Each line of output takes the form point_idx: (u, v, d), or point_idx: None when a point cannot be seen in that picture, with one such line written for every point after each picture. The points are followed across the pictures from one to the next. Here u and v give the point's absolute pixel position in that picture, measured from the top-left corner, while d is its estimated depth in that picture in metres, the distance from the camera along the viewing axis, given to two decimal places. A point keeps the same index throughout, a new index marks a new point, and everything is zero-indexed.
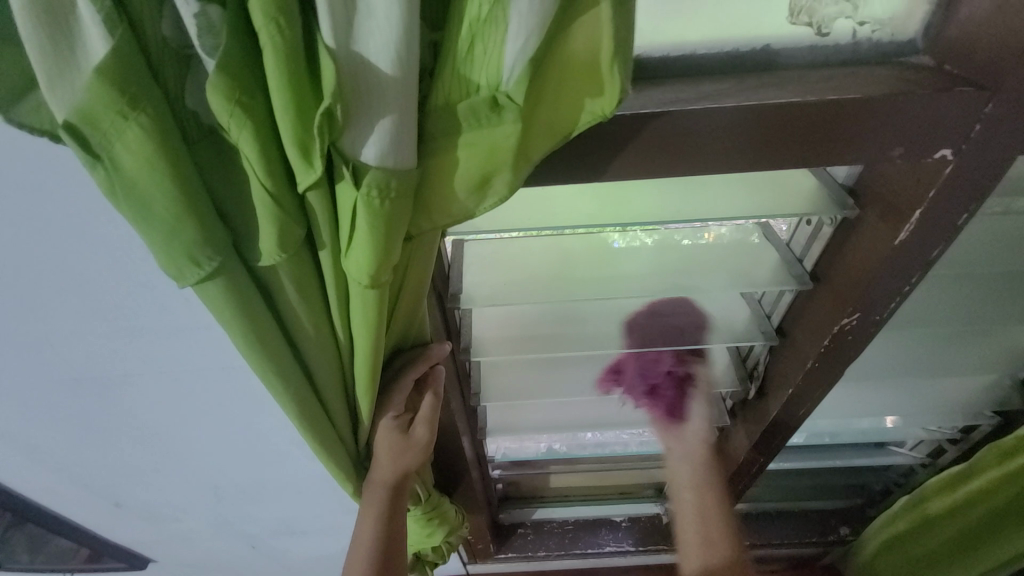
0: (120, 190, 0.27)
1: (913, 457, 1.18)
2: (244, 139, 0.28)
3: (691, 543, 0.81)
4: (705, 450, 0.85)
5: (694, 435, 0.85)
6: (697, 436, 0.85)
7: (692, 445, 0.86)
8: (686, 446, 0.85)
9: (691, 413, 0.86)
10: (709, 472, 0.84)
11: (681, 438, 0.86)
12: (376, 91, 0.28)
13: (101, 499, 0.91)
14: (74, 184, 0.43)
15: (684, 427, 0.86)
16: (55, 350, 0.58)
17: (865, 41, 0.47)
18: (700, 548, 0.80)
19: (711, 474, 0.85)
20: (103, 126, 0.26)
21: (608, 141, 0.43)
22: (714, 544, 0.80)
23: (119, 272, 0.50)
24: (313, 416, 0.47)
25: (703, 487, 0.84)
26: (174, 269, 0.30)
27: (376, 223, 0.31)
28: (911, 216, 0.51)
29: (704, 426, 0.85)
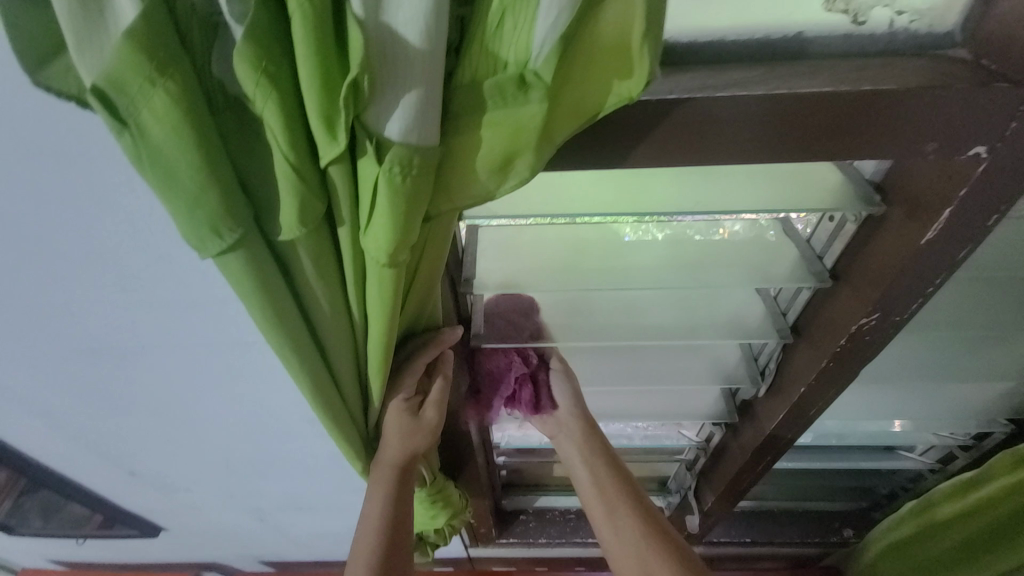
0: (145, 158, 0.27)
1: (923, 462, 1.16)
2: (269, 109, 0.28)
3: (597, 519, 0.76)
4: (582, 424, 0.83)
5: (565, 413, 0.83)
6: (569, 412, 0.83)
7: (567, 422, 0.83)
8: (562, 425, 0.84)
9: (558, 397, 0.83)
10: (591, 444, 0.82)
11: (557, 422, 0.83)
12: (403, 65, 0.28)
13: (116, 467, 0.94)
14: (96, 155, 0.44)
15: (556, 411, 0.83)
16: (73, 319, 0.60)
17: (902, 31, 0.44)
18: (603, 516, 0.76)
19: (596, 446, 0.82)
20: (130, 91, 0.26)
21: (632, 126, 0.43)
22: (615, 508, 0.76)
23: (138, 245, 0.51)
24: (326, 393, 0.47)
25: (590, 459, 0.81)
26: (196, 239, 0.30)
27: (396, 201, 0.31)
28: (941, 216, 0.50)
29: (573, 403, 0.83)
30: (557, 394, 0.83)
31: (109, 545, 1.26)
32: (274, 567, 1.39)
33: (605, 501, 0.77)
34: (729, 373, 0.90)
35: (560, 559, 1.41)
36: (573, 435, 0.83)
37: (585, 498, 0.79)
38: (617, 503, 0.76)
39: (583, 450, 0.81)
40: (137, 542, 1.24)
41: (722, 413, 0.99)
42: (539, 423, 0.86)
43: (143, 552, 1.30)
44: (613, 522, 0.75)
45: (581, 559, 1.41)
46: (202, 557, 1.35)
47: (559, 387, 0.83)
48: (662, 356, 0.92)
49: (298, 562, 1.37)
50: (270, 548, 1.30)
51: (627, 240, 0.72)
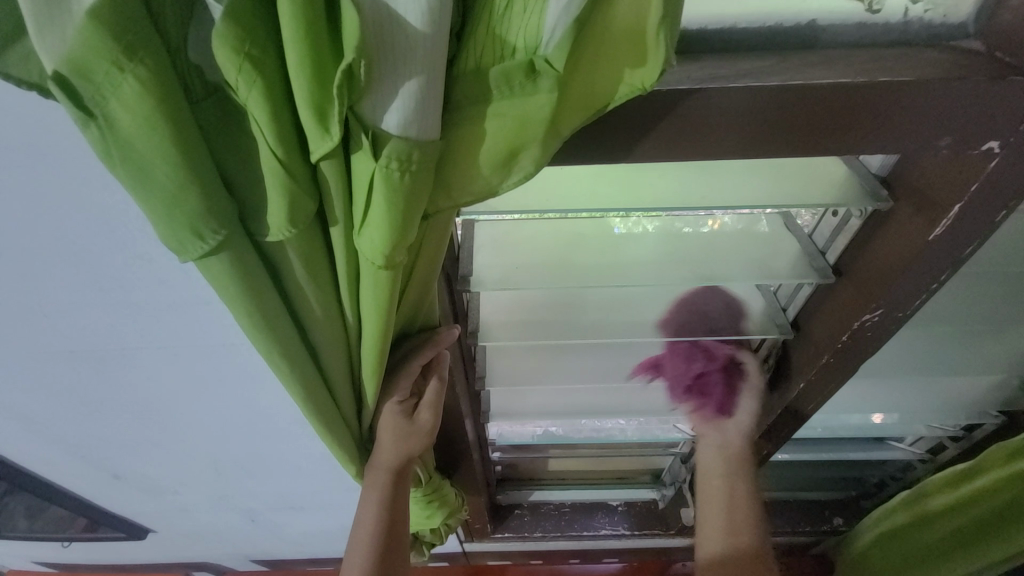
0: (116, 153, 0.25)
1: (912, 452, 1.18)
2: (254, 98, 0.25)
3: (713, 530, 0.85)
4: (743, 443, 0.87)
5: (737, 426, 0.86)
6: (738, 428, 0.86)
7: (729, 435, 0.87)
8: (722, 434, 0.87)
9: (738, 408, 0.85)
10: (740, 464, 0.87)
11: (721, 430, 0.87)
12: (402, 51, 0.25)
13: (100, 470, 0.91)
14: (67, 146, 0.41)
15: (726, 420, 0.86)
16: (46, 320, 0.56)
17: (916, 21, 0.43)
18: (724, 530, 0.85)
19: (742, 468, 0.87)
20: (97, 79, 0.23)
21: (641, 118, 0.41)
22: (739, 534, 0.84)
23: (116, 243, 0.48)
24: (319, 399, 0.45)
25: (734, 477, 0.87)
26: (176, 241, 0.28)
27: (394, 199, 0.29)
28: (949, 212, 0.49)
29: (748, 420, 0.86)
30: (743, 407, 0.85)
31: (93, 547, 1.22)
32: (266, 566, 1.37)
33: (731, 526, 0.84)
34: None
35: (555, 553, 1.41)
36: (729, 447, 0.87)
37: (710, 508, 0.87)
38: (739, 523, 0.85)
39: (730, 466, 0.87)
40: (123, 543, 1.21)
41: None
42: (697, 416, 0.88)
43: (129, 553, 1.27)
44: (731, 539, 0.84)
45: (576, 552, 1.41)
46: (190, 557, 1.32)
47: (749, 402, 0.84)
48: None
49: (289, 561, 1.35)
50: (260, 548, 1.27)
51: (617, 233, 0.70)
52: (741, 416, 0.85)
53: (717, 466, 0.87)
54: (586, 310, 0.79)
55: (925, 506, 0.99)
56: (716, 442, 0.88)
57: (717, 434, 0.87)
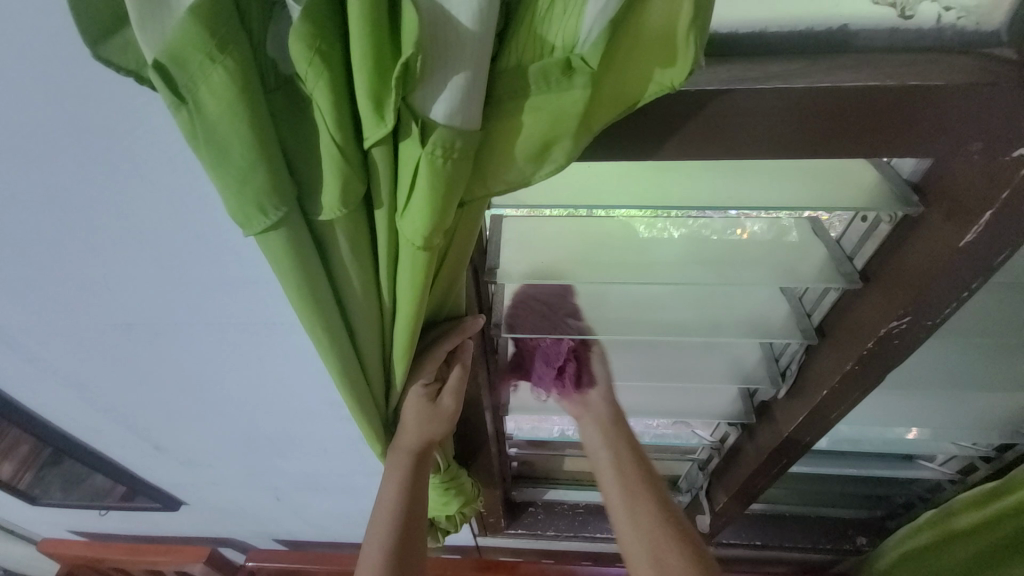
0: (200, 133, 0.28)
1: (942, 472, 1.14)
2: (319, 88, 0.28)
3: (619, 516, 0.74)
4: (612, 407, 0.83)
5: (599, 395, 0.84)
6: (601, 397, 0.83)
7: (597, 408, 0.83)
8: (591, 408, 0.84)
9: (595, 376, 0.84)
10: (620, 431, 0.81)
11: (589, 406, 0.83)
12: (453, 47, 0.28)
13: (141, 440, 0.97)
14: (142, 133, 0.45)
15: (590, 394, 0.84)
16: (108, 293, 0.61)
17: (949, 28, 0.43)
18: (622, 502, 0.74)
19: (624, 432, 0.82)
20: (191, 68, 0.26)
21: (667, 117, 0.42)
22: (635, 495, 0.75)
23: (177, 223, 0.53)
24: (353, 374, 0.48)
25: (613, 442, 0.80)
26: (243, 215, 0.31)
27: (436, 184, 0.31)
28: (982, 217, 0.49)
29: (607, 388, 0.84)
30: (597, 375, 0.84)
31: (129, 516, 1.30)
32: (287, 545, 1.42)
33: (625, 490, 0.75)
34: (747, 372, 0.90)
35: (567, 553, 1.41)
36: (600, 417, 0.82)
37: (606, 487, 0.77)
38: (635, 488, 0.76)
39: (607, 435, 0.81)
40: (156, 515, 1.28)
41: (739, 413, 0.98)
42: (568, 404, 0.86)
43: (161, 524, 1.34)
44: (634, 513, 0.73)
45: (588, 554, 1.41)
46: (217, 532, 1.39)
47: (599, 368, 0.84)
48: (685, 356, 0.91)
49: (309, 543, 1.40)
50: (282, 528, 1.33)
51: (643, 236, 0.71)
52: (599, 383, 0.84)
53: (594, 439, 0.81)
54: (607, 308, 0.80)
55: (948, 526, 0.96)
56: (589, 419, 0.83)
57: (585, 411, 0.84)
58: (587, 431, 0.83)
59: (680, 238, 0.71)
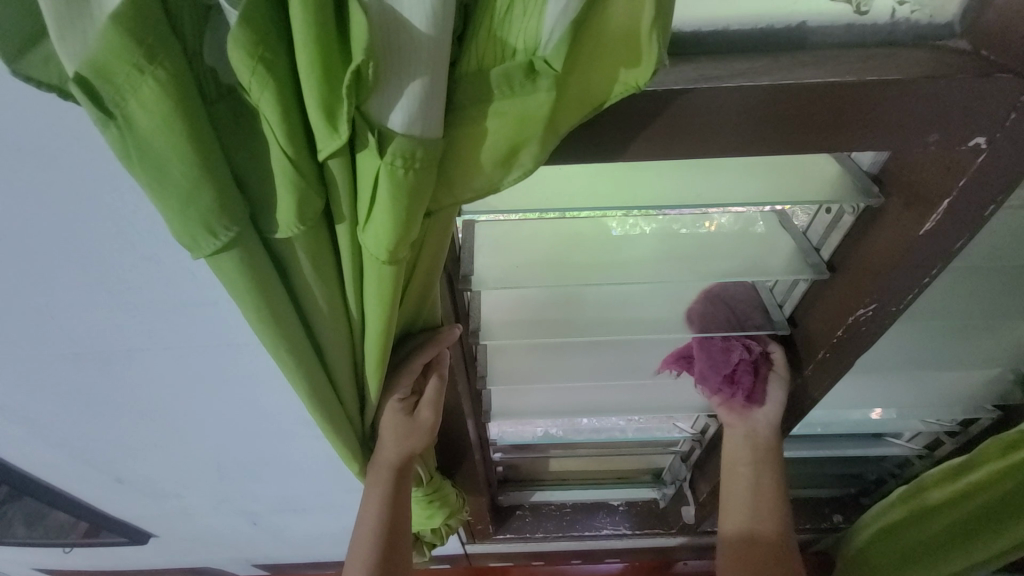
0: (134, 151, 0.25)
1: (910, 448, 1.18)
2: (265, 99, 0.26)
3: (737, 513, 0.89)
4: (769, 434, 0.88)
5: (762, 419, 0.87)
6: (765, 421, 0.87)
7: (755, 429, 0.88)
8: (751, 426, 0.88)
9: (767, 398, 0.84)
10: (770, 452, 0.88)
11: (748, 419, 0.88)
12: (407, 52, 0.26)
13: (103, 474, 0.91)
14: (79, 151, 0.42)
15: (753, 409, 0.87)
16: (54, 322, 0.57)
17: (903, 21, 0.44)
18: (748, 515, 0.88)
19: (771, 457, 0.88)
20: (117, 81, 0.24)
21: (636, 118, 0.42)
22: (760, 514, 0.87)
23: (124, 245, 0.49)
24: (324, 394, 0.46)
25: (761, 465, 0.88)
26: (189, 237, 0.29)
27: (398, 195, 0.30)
28: (941, 205, 0.50)
29: (776, 413, 0.86)
30: (772, 398, 0.83)
31: (95, 552, 1.23)
32: (268, 570, 1.37)
33: (753, 508, 0.88)
34: None
35: (558, 554, 1.41)
36: (756, 439, 0.88)
37: (738, 492, 0.90)
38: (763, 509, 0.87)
39: (756, 457, 0.88)
40: (125, 549, 1.21)
41: None
42: (727, 411, 0.90)
43: (130, 558, 1.27)
44: (755, 521, 0.87)
45: (578, 553, 1.41)
46: (192, 562, 1.32)
47: (777, 391, 0.82)
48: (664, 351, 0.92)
49: (291, 565, 1.35)
50: (262, 552, 1.28)
51: (615, 234, 0.71)
52: (770, 406, 0.85)
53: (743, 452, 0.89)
54: (586, 308, 0.80)
55: (922, 500, 1.00)
56: (742, 431, 0.90)
57: (745, 425, 0.89)
58: (735, 440, 0.91)
59: (651, 234, 0.71)
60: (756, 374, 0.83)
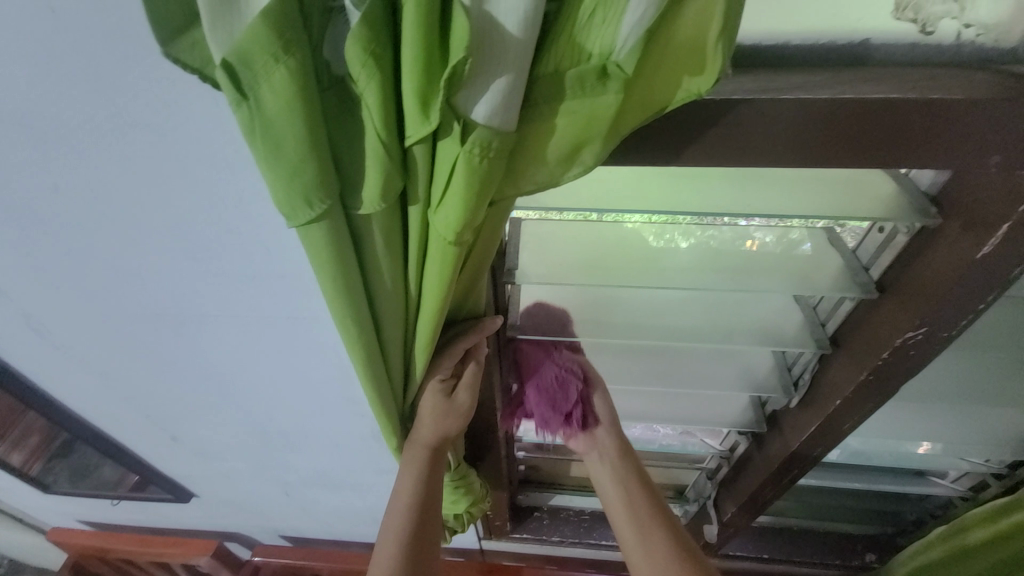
0: (259, 127, 0.30)
1: (954, 489, 1.13)
2: (370, 88, 0.30)
3: (630, 543, 0.75)
4: (619, 443, 0.84)
5: (605, 431, 0.84)
6: (607, 432, 0.84)
7: (605, 445, 0.84)
8: (600, 444, 0.84)
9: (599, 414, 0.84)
10: (629, 464, 0.83)
11: (594, 441, 0.84)
12: (498, 51, 0.29)
13: (159, 430, 0.99)
14: (186, 128, 0.47)
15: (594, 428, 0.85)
16: (142, 283, 0.64)
17: (968, 45, 0.44)
18: (637, 540, 0.75)
19: (634, 467, 0.83)
20: (255, 66, 0.28)
21: (694, 124, 0.44)
22: (647, 528, 0.76)
23: (213, 217, 0.55)
24: (375, 367, 0.50)
25: (623, 476, 0.82)
26: (290, 207, 0.33)
27: (472, 181, 0.33)
28: (999, 230, 0.49)
29: (613, 421, 0.85)
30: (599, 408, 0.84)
31: (139, 507, 1.32)
32: (292, 542, 1.44)
33: (637, 524, 0.76)
34: (760, 382, 0.90)
35: (572, 560, 1.41)
36: (609, 453, 0.84)
37: (617, 519, 0.78)
38: (648, 526, 0.76)
39: (616, 470, 0.82)
40: (167, 505, 1.30)
41: (750, 422, 0.99)
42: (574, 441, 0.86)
43: (171, 515, 1.36)
44: (644, 540, 0.75)
45: (592, 561, 1.41)
46: (224, 525, 1.40)
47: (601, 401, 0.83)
48: (692, 362, 0.93)
49: (315, 539, 1.41)
50: (289, 523, 1.34)
51: (658, 245, 0.72)
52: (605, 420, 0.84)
53: (603, 472, 0.82)
54: (619, 313, 0.81)
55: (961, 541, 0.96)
56: (595, 454, 0.84)
57: (594, 446, 0.85)
58: (596, 467, 0.84)
59: (687, 248, 0.72)
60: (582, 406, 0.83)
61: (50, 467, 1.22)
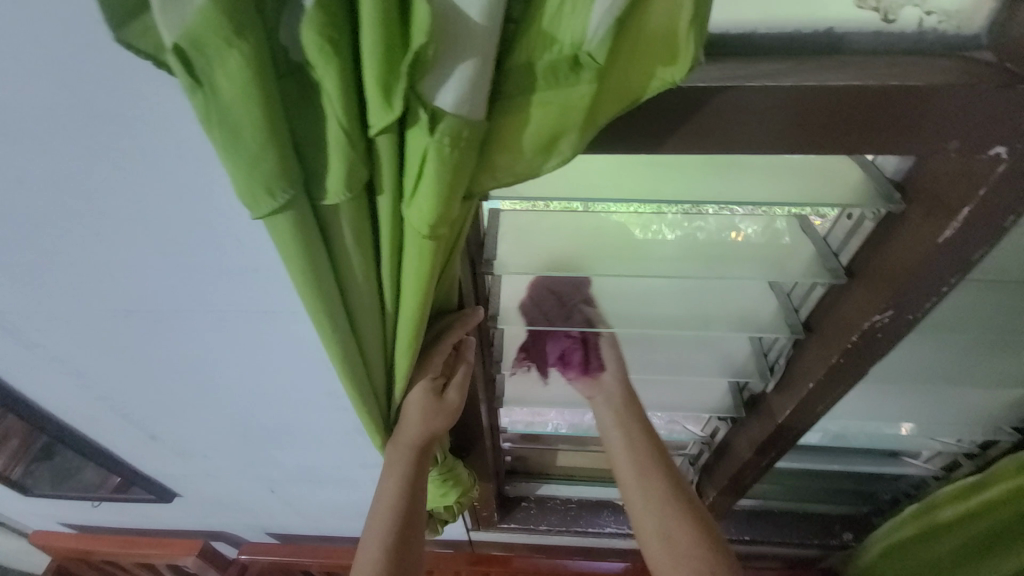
0: (215, 115, 0.29)
1: (927, 469, 1.18)
2: (329, 75, 0.29)
3: (629, 486, 0.78)
4: (625, 388, 0.85)
5: (611, 376, 0.87)
6: (613, 378, 0.87)
7: (611, 390, 0.86)
8: (605, 389, 0.86)
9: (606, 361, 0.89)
10: (631, 408, 0.83)
11: (599, 385, 0.87)
12: (462, 38, 0.29)
13: (138, 430, 0.97)
14: (148, 118, 0.46)
15: (602, 374, 0.88)
16: (113, 279, 0.62)
17: (930, 31, 0.45)
18: (637, 484, 0.77)
19: (636, 412, 0.83)
20: (208, 52, 0.27)
21: (667, 113, 0.44)
22: (648, 473, 0.77)
23: (182, 210, 0.54)
24: (354, 362, 0.49)
25: (627, 421, 0.82)
26: (251, 197, 0.32)
27: (443, 171, 0.33)
28: (960, 213, 0.51)
29: (618, 368, 0.87)
30: (607, 359, 0.89)
31: (122, 508, 1.30)
32: (280, 540, 1.43)
33: (638, 469, 0.78)
34: (738, 367, 0.92)
35: (560, 548, 1.43)
36: (613, 397, 0.85)
37: (618, 461, 0.80)
38: (649, 469, 0.78)
39: (620, 415, 0.83)
40: (150, 506, 1.28)
41: (730, 407, 1.01)
42: (581, 385, 0.90)
43: (155, 516, 1.35)
44: (643, 484, 0.77)
45: (580, 549, 1.43)
46: (209, 524, 1.39)
47: (608, 352, 0.89)
48: (674, 347, 0.95)
49: (303, 535, 1.40)
50: (276, 520, 1.33)
51: (641, 237, 0.72)
52: (611, 368, 0.88)
53: (607, 417, 0.83)
54: (602, 302, 0.82)
55: (933, 518, 1.00)
56: (599, 398, 0.86)
57: (599, 390, 0.87)
58: (599, 410, 0.85)
59: (674, 239, 0.72)
60: (587, 350, 0.90)
61: (32, 471, 1.18)
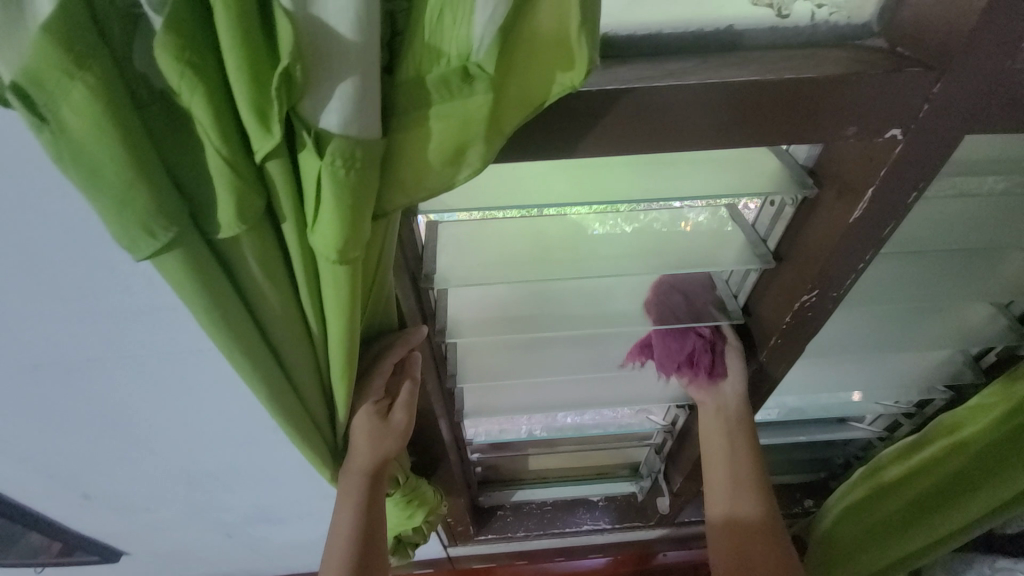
0: (70, 154, 0.27)
1: (871, 431, 1.24)
2: (197, 103, 0.27)
3: (718, 487, 0.87)
4: (739, 404, 0.85)
5: (729, 388, 0.84)
6: (732, 390, 0.84)
7: (724, 400, 0.86)
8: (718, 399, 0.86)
9: (728, 370, 0.83)
10: (739, 423, 0.85)
11: (716, 392, 0.86)
12: (336, 56, 0.28)
13: (68, 490, 0.89)
14: (24, 156, 0.42)
15: (720, 383, 0.85)
16: (10, 336, 0.56)
17: (823, 22, 0.48)
18: (727, 489, 0.86)
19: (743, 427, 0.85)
20: (49, 86, 0.25)
21: (580, 117, 0.44)
22: (739, 483, 0.86)
23: (79, 253, 0.49)
24: (284, 398, 0.46)
25: (735, 434, 0.86)
26: (128, 239, 0.30)
27: (342, 194, 0.31)
28: (865, 195, 0.54)
29: (739, 378, 0.83)
30: (731, 368, 0.83)
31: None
32: None
33: (732, 477, 0.86)
34: None
35: (540, 551, 1.43)
36: (723, 408, 0.86)
37: (714, 465, 0.88)
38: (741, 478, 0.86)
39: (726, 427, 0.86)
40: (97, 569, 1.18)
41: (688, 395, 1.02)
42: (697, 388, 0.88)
43: None
44: (734, 491, 0.86)
45: (560, 549, 1.43)
46: None
47: (733, 360, 0.82)
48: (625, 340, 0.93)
49: None
50: (241, 565, 1.26)
51: (596, 234, 0.72)
52: (732, 379, 0.83)
53: (712, 426, 0.87)
54: (551, 305, 0.81)
55: (880, 479, 1.06)
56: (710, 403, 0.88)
57: (713, 396, 0.87)
58: (708, 415, 0.88)
59: (632, 234, 0.73)
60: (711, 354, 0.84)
61: None
